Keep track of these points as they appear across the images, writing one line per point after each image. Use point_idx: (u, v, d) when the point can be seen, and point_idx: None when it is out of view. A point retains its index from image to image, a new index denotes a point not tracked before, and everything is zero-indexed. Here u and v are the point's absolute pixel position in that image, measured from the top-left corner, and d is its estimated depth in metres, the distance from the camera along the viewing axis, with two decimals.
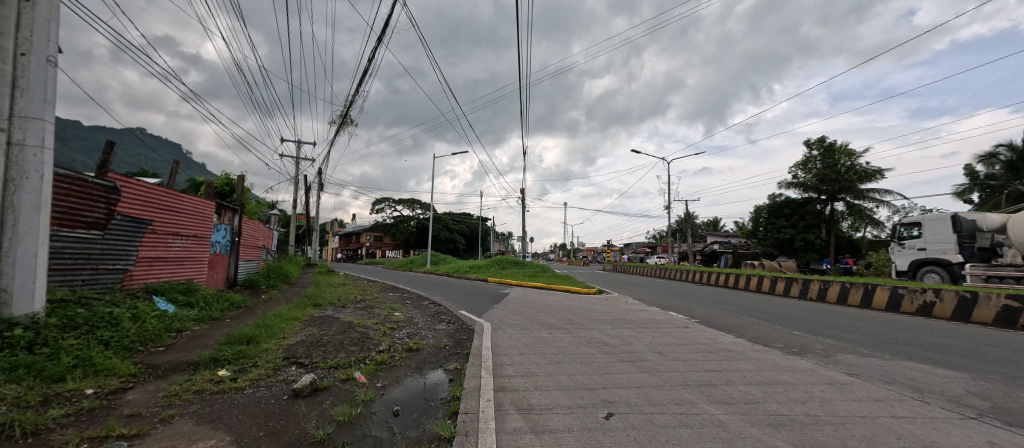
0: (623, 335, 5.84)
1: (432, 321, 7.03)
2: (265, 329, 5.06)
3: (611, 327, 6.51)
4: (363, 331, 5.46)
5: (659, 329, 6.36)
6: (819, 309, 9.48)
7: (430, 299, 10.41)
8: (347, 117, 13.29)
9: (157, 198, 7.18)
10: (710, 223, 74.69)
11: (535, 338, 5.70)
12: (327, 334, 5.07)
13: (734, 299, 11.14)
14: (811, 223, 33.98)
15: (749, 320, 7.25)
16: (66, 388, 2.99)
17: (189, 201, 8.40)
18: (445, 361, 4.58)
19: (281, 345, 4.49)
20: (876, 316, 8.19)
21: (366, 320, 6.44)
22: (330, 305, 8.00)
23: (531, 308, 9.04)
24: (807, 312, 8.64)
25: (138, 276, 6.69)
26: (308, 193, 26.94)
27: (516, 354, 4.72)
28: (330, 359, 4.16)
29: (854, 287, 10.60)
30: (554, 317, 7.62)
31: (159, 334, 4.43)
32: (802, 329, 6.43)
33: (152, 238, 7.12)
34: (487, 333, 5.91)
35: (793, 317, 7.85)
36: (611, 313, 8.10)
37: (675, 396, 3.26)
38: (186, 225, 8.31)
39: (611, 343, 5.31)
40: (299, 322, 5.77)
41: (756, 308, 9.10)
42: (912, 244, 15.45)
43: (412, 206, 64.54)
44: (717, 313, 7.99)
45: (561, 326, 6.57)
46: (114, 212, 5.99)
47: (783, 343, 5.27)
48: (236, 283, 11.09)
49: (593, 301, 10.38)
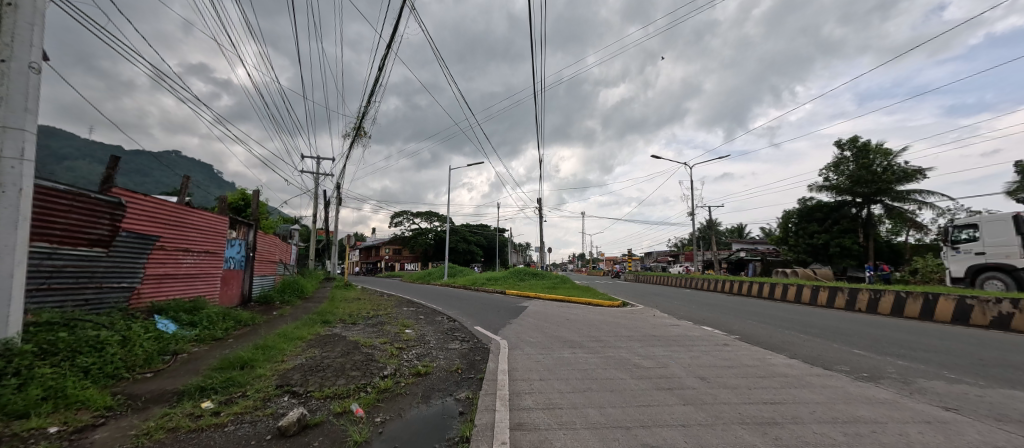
0: (656, 355, 5.17)
1: (444, 339, 6.53)
2: (263, 351, 4.69)
3: (641, 346, 5.83)
4: (369, 353, 5.00)
5: (695, 348, 5.65)
6: (875, 323, 8.42)
7: (445, 314, 9.94)
8: (361, 129, 13.25)
9: (166, 214, 7.10)
10: (735, 229, 72.11)
11: (557, 358, 5.11)
12: (329, 356, 4.65)
13: (773, 312, 10.16)
14: (846, 227, 32.00)
15: (799, 336, 6.39)
16: (25, 427, 2.64)
17: (201, 216, 8.34)
18: (455, 388, 4.05)
19: (276, 370, 4.08)
20: (946, 331, 7.14)
21: (374, 339, 6.02)
22: (340, 322, 7.63)
23: (550, 324, 8.44)
24: (863, 327, 7.65)
25: (145, 294, 6.52)
26: (327, 208, 27.35)
27: (535, 379, 4.15)
28: (327, 387, 3.72)
29: (911, 297, 9.44)
30: (576, 333, 7.02)
31: (148, 359, 4.12)
32: (865, 348, 5.56)
33: (160, 255, 6.98)
34: (503, 353, 5.39)
35: (848, 333, 6.94)
36: (638, 328, 7.41)
37: (732, 440, 2.62)
38: (197, 240, 8.22)
39: (642, 364, 4.67)
40: (303, 342, 5.39)
41: (802, 322, 8.18)
42: (967, 248, 14.04)
43: (430, 218, 65.07)
44: (759, 329, 7.16)
45: (585, 345, 5.94)
46: (118, 228, 5.89)
47: (848, 366, 4.49)
48: (251, 299, 11.00)
49: (618, 315, 9.67)
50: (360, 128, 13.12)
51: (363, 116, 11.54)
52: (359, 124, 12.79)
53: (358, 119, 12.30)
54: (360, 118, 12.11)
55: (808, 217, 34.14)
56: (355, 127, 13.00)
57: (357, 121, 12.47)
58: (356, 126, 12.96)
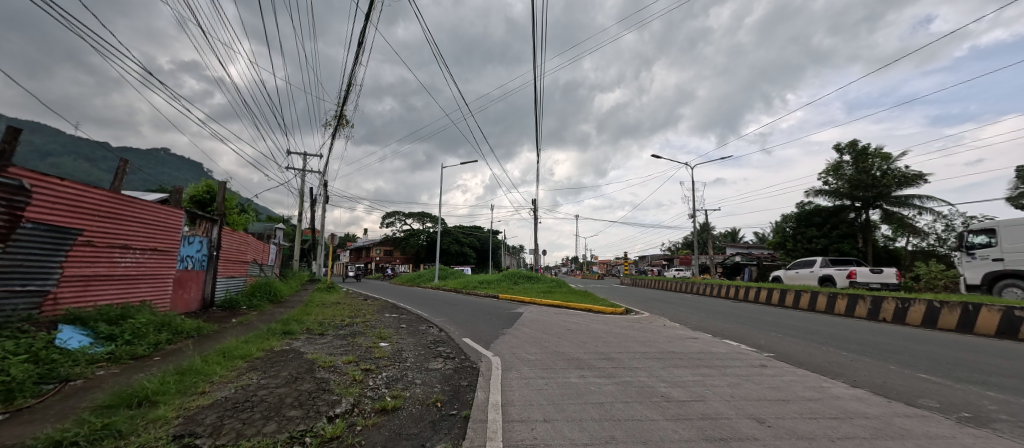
0: (686, 382, 4.15)
1: (425, 356, 5.45)
2: (182, 379, 3.57)
3: (662, 368, 4.81)
4: (323, 379, 3.87)
5: (730, 371, 4.66)
6: (913, 336, 7.51)
7: (430, 323, 8.84)
8: (343, 118, 12.17)
9: (93, 203, 5.92)
10: (728, 234, 71.72)
11: (563, 386, 4.05)
12: (267, 386, 3.53)
13: (792, 322, 9.21)
14: (845, 232, 31.43)
15: (845, 355, 5.46)
16: None
17: (145, 208, 7.15)
18: (430, 435, 2.96)
19: (184, 410, 2.98)
20: (1003, 347, 6.23)
21: (337, 356, 4.91)
22: (305, 333, 6.51)
23: (549, 335, 7.40)
24: (906, 341, 6.72)
25: (63, 299, 5.37)
26: (314, 206, 26.09)
27: (538, 420, 3.10)
28: (245, 438, 2.62)
29: (946, 308, 8.62)
30: (581, 349, 6.02)
31: (5, 396, 2.97)
32: (933, 373, 4.62)
33: (86, 252, 5.81)
34: (495, 377, 4.37)
35: (895, 350, 5.99)
36: (652, 343, 6.43)
37: None
38: (140, 236, 7.03)
39: (672, 396, 3.66)
40: (245, 363, 4.30)
41: (834, 335, 7.25)
42: (984, 254, 13.25)
43: (423, 218, 63.85)
44: (790, 344, 6.22)
45: (594, 366, 4.91)
46: (19, 219, 4.73)
47: (937, 402, 3.54)
48: (214, 304, 9.85)
49: (623, 325, 8.67)
50: (342, 117, 12.06)
51: (344, 103, 10.46)
52: (341, 113, 11.70)
53: (339, 107, 11.23)
54: (341, 106, 11.02)
55: (806, 221, 33.58)
56: (335, 116, 11.93)
57: (338, 108, 11.39)
58: (337, 114, 11.86)
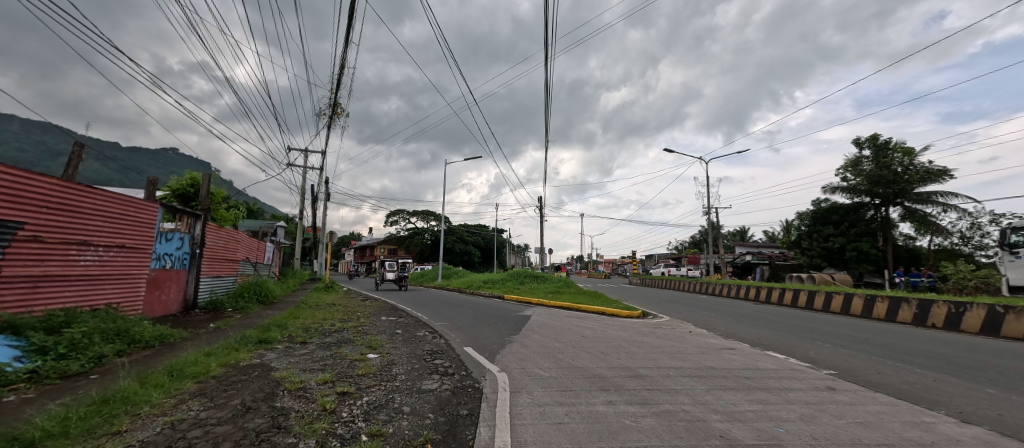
0: (745, 414, 3.25)
1: (419, 372, 4.61)
2: (95, 413, 2.72)
3: (707, 391, 3.90)
4: (283, 410, 3.02)
5: (796, 397, 3.73)
6: (981, 346, 6.54)
7: (428, 328, 8.00)
8: (338, 107, 11.35)
9: (41, 194, 5.19)
10: (737, 233, 70.14)
11: (589, 418, 3.17)
12: (206, 423, 2.69)
13: (832, 328, 8.21)
14: (863, 230, 30.13)
15: (927, 375, 4.49)
16: None
17: (109, 200, 6.39)
18: None
19: None
20: None
21: (311, 373, 4.09)
22: (285, 342, 5.73)
23: (562, 344, 6.51)
24: (980, 355, 5.76)
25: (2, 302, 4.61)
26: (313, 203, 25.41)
27: None
28: None
29: (1012, 313, 7.61)
30: (601, 363, 5.13)
31: None
32: None
33: (34, 249, 5.06)
34: (503, 403, 3.51)
35: (981, 367, 5.01)
36: (683, 356, 5.52)
37: None
38: (103, 232, 6.28)
39: (736, 438, 2.77)
40: (191, 386, 3.44)
41: (892, 346, 6.30)
42: None
43: (426, 216, 63.23)
44: (851, 358, 5.27)
45: (622, 387, 4.04)
46: None
47: None
48: (197, 306, 9.14)
49: (643, 331, 7.74)
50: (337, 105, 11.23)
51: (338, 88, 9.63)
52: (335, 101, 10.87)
53: (333, 95, 10.38)
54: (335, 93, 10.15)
55: (822, 219, 32.28)
56: (330, 104, 11.12)
57: (331, 95, 10.52)
58: (332, 103, 11.02)
